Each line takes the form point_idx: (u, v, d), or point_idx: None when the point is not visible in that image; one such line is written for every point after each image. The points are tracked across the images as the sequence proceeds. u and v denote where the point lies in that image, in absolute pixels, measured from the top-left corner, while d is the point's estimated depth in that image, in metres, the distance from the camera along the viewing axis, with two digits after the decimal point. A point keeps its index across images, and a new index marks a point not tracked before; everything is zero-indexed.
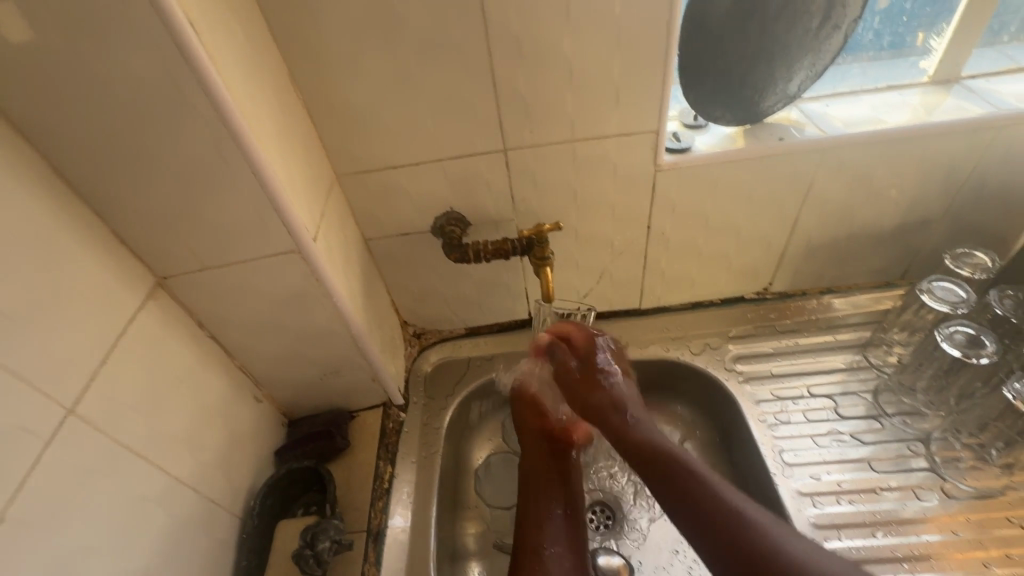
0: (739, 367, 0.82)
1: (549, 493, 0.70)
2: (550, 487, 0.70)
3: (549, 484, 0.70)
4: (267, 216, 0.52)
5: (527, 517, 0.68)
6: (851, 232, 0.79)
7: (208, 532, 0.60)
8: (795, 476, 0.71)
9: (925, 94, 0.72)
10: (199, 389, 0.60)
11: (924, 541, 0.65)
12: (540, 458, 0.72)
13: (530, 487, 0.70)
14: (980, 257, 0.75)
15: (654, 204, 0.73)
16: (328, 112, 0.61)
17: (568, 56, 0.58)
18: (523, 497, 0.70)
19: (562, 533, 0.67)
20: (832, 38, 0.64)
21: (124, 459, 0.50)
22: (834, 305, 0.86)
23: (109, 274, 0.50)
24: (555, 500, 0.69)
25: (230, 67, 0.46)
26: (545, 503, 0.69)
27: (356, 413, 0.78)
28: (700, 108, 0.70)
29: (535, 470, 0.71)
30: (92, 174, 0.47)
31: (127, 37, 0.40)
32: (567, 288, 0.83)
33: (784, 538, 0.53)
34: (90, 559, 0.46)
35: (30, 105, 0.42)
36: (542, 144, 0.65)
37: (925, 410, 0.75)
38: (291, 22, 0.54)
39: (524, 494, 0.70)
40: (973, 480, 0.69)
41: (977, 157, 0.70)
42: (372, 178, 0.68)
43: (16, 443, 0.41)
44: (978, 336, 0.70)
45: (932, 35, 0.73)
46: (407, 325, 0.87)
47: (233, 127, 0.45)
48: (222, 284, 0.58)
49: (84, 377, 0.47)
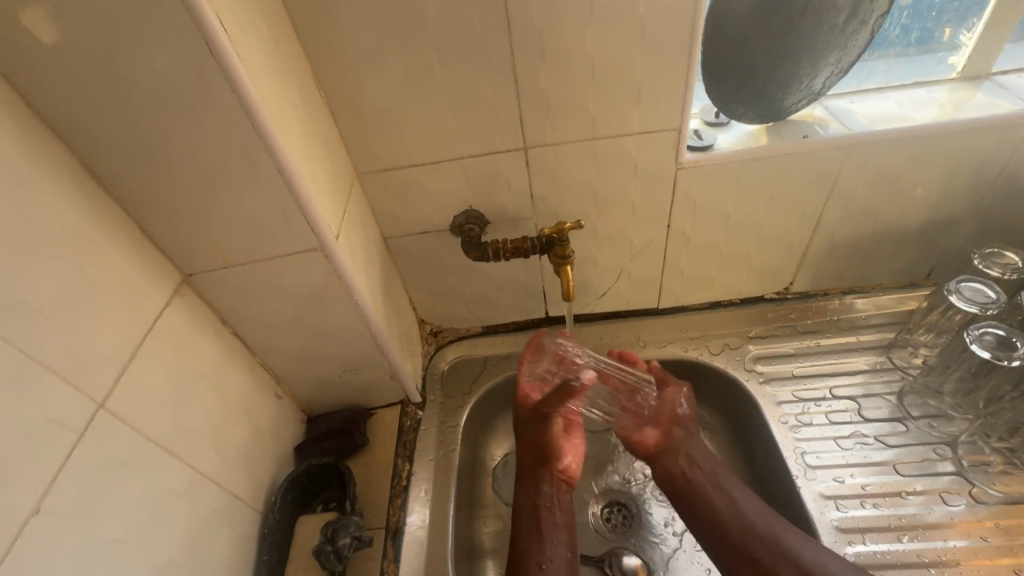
0: (759, 368, 0.81)
1: (553, 532, 0.67)
2: (554, 525, 0.67)
3: (552, 521, 0.67)
4: (290, 213, 0.52)
5: (527, 552, 0.64)
6: (875, 231, 0.78)
7: (231, 526, 0.60)
8: (818, 479, 0.70)
9: (953, 90, 0.71)
10: (223, 384, 0.61)
11: (951, 547, 0.64)
12: (546, 497, 0.70)
13: (534, 523, 0.67)
14: (1010, 257, 0.73)
15: (675, 202, 0.72)
16: (350, 112, 0.62)
17: (590, 54, 0.58)
18: (523, 531, 0.67)
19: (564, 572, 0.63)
20: (859, 33, 0.63)
21: (151, 453, 0.50)
22: (856, 306, 0.85)
23: (137, 270, 0.51)
24: (558, 540, 0.66)
25: (256, 64, 0.46)
26: (547, 543, 0.65)
27: (375, 411, 0.79)
28: (722, 105, 0.69)
29: (538, 511, 0.68)
30: (121, 172, 0.48)
31: (158, 37, 0.40)
32: (585, 287, 0.83)
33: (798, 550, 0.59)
34: (118, 551, 0.46)
35: (62, 105, 0.43)
36: (562, 143, 0.65)
37: (951, 413, 0.74)
38: (316, 22, 0.55)
39: (526, 530, 0.67)
40: (1002, 486, 0.68)
41: (1008, 154, 0.68)
42: (392, 177, 0.68)
43: (48, 436, 0.41)
44: (1009, 338, 0.68)
45: (962, 31, 0.71)
46: (424, 323, 0.87)
47: (258, 122, 0.46)
48: (245, 282, 0.58)
49: (113, 372, 0.47)
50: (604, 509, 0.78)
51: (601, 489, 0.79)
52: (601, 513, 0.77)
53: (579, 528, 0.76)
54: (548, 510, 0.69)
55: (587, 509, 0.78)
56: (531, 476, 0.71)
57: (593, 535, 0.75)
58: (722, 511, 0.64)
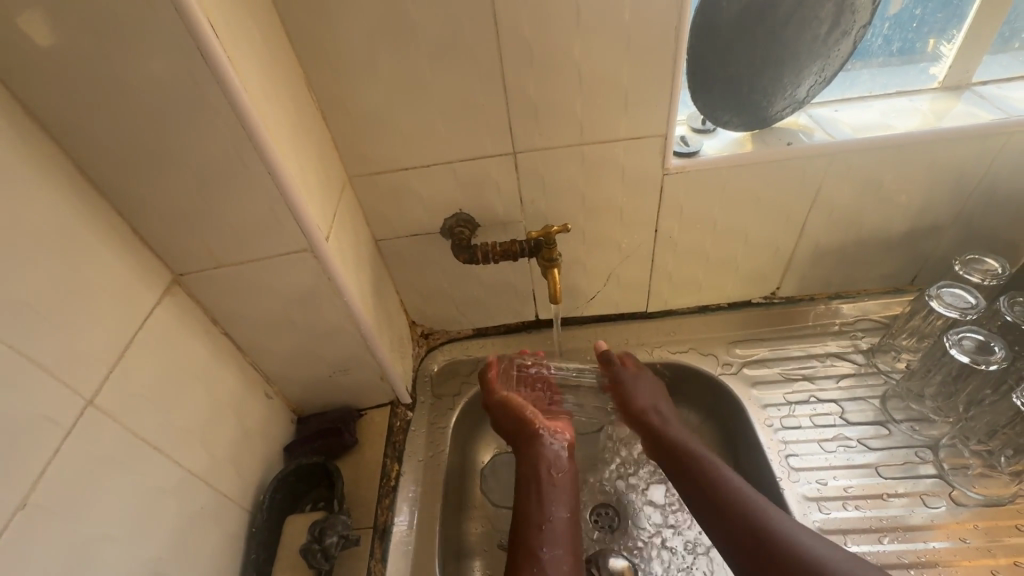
0: (745, 371, 0.82)
1: (552, 494, 0.69)
2: (552, 488, 0.69)
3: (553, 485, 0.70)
4: (281, 215, 0.53)
5: (528, 515, 0.67)
6: (859, 237, 0.79)
7: (219, 524, 0.61)
8: (801, 481, 0.71)
9: (935, 100, 0.72)
10: (213, 383, 0.61)
11: (932, 548, 0.65)
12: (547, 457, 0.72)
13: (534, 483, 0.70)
14: (990, 263, 0.74)
15: (663, 207, 0.73)
16: (342, 116, 0.63)
17: (578, 61, 0.59)
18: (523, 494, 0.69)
19: (564, 533, 0.66)
20: (841, 44, 0.65)
21: (141, 450, 0.51)
22: (841, 311, 0.86)
23: (128, 269, 0.51)
24: (558, 501, 0.68)
25: (247, 67, 0.47)
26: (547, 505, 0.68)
27: (365, 411, 0.79)
28: (709, 112, 0.71)
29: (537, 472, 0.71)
30: (114, 173, 0.48)
31: (152, 42, 0.41)
32: (574, 290, 0.84)
33: (816, 548, 0.55)
34: (106, 547, 0.47)
35: (56, 106, 0.44)
36: (551, 148, 0.66)
37: (933, 416, 0.75)
38: (307, 26, 0.56)
39: (526, 493, 0.69)
40: (982, 488, 0.68)
41: (987, 164, 0.70)
42: (384, 180, 0.69)
43: (39, 431, 0.42)
44: (987, 343, 0.70)
45: (943, 41, 0.73)
46: (415, 325, 0.88)
47: (249, 124, 0.46)
48: (236, 281, 0.59)
49: (103, 370, 0.48)
50: (592, 511, 0.78)
51: (589, 492, 0.80)
52: (589, 515, 0.78)
53: None
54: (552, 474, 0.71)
55: None
56: (528, 442, 0.73)
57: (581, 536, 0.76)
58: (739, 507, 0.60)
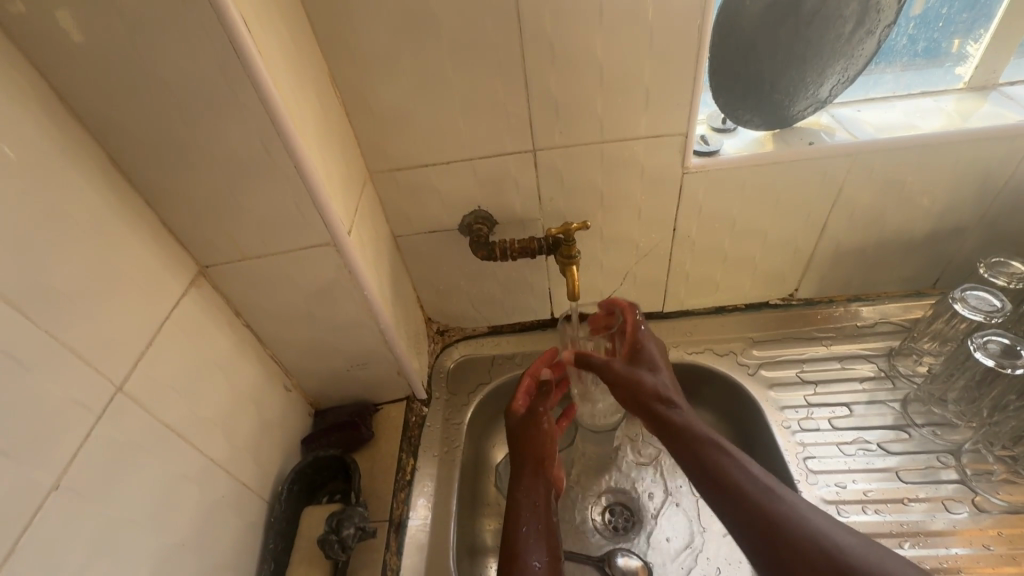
0: (762, 372, 0.82)
1: (546, 531, 0.66)
2: (549, 528, 0.67)
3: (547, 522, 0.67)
4: (306, 210, 0.54)
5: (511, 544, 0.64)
6: (881, 239, 0.78)
7: (238, 513, 0.61)
8: (819, 483, 0.70)
9: (960, 101, 0.72)
10: (233, 373, 0.62)
11: (953, 554, 0.64)
12: (540, 492, 0.70)
13: (527, 517, 0.67)
14: (1017, 266, 0.73)
15: (681, 206, 0.73)
16: (365, 112, 0.63)
17: (600, 58, 0.59)
18: (512, 527, 0.66)
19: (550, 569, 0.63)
20: (864, 43, 0.64)
21: (165, 438, 0.52)
22: (861, 313, 0.86)
23: (156, 259, 0.53)
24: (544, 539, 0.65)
25: (275, 61, 0.48)
26: (538, 545, 0.64)
27: (381, 406, 0.80)
28: (729, 112, 0.71)
29: (532, 504, 0.68)
30: (144, 165, 0.50)
31: (184, 37, 0.42)
32: (590, 288, 0.84)
33: (828, 532, 0.48)
34: (131, 532, 0.48)
35: (91, 99, 0.45)
36: (570, 146, 0.66)
37: (956, 421, 0.73)
38: (333, 24, 0.57)
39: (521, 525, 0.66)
40: (1006, 495, 0.67)
41: (1014, 165, 0.69)
42: (404, 176, 0.69)
43: (71, 414, 0.43)
44: (1013, 346, 0.68)
45: (969, 41, 0.72)
46: (432, 322, 0.89)
47: (277, 118, 0.47)
48: (259, 273, 0.60)
49: (132, 357, 0.49)
50: (603, 510, 0.78)
51: (599, 491, 0.80)
52: (601, 514, 0.78)
53: (577, 529, 0.76)
54: (544, 510, 0.68)
55: (586, 511, 0.78)
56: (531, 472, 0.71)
57: (593, 535, 0.76)
58: (745, 487, 0.53)
